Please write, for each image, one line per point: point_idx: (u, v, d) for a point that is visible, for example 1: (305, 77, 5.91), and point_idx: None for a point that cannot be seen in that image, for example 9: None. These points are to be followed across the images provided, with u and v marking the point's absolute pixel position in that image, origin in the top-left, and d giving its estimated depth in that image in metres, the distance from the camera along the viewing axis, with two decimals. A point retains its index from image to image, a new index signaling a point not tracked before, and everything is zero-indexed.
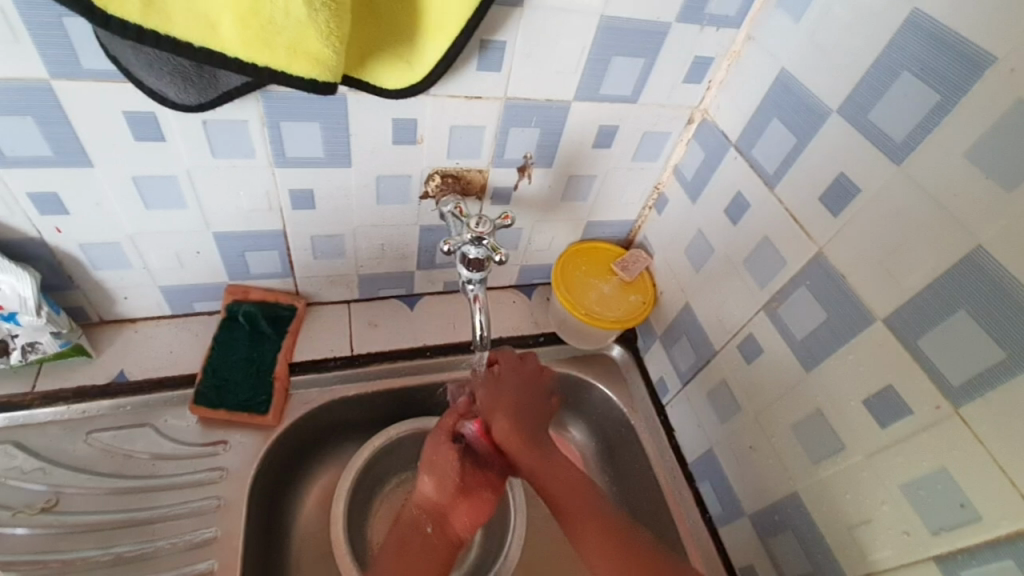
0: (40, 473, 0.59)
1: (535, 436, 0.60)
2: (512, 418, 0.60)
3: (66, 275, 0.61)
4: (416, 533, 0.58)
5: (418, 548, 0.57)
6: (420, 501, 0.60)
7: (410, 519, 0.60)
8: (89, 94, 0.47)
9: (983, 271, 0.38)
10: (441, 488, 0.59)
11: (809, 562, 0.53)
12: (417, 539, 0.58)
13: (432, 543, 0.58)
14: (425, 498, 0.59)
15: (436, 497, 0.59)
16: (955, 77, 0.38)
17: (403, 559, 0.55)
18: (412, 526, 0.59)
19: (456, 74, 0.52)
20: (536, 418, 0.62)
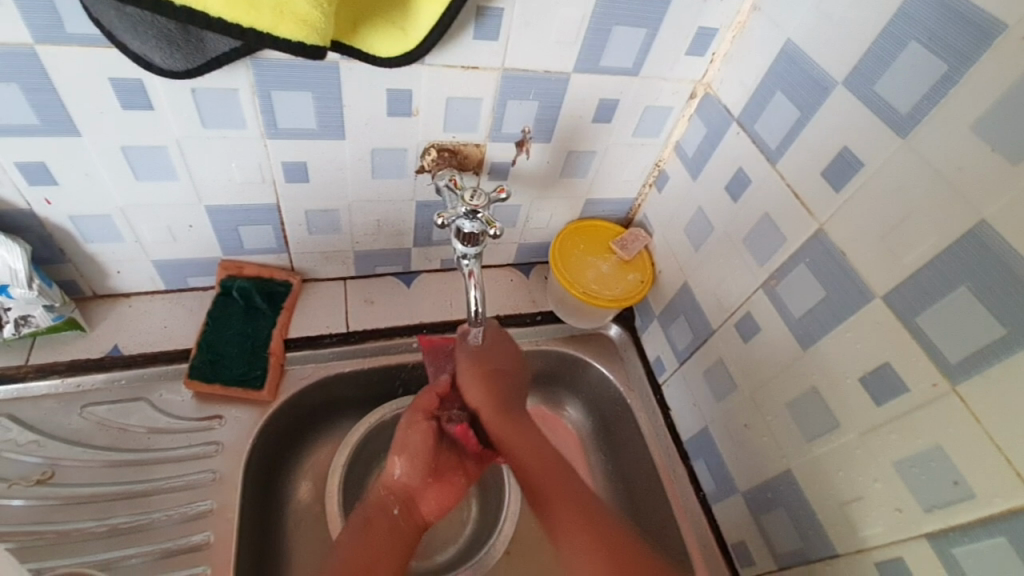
0: (35, 446, 0.59)
1: (512, 407, 0.64)
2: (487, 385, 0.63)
3: (58, 249, 0.60)
4: (383, 513, 0.58)
5: (386, 527, 0.57)
6: (390, 483, 0.61)
7: (379, 499, 0.59)
8: (73, 60, 0.46)
9: (986, 247, 0.37)
10: (410, 470, 0.60)
11: (800, 538, 0.54)
12: (384, 518, 0.57)
13: (397, 524, 0.58)
14: (395, 481, 0.60)
15: (407, 479, 0.60)
16: (965, 46, 0.37)
17: (369, 537, 0.55)
18: (378, 507, 0.59)
19: (452, 43, 0.51)
20: (514, 387, 0.65)
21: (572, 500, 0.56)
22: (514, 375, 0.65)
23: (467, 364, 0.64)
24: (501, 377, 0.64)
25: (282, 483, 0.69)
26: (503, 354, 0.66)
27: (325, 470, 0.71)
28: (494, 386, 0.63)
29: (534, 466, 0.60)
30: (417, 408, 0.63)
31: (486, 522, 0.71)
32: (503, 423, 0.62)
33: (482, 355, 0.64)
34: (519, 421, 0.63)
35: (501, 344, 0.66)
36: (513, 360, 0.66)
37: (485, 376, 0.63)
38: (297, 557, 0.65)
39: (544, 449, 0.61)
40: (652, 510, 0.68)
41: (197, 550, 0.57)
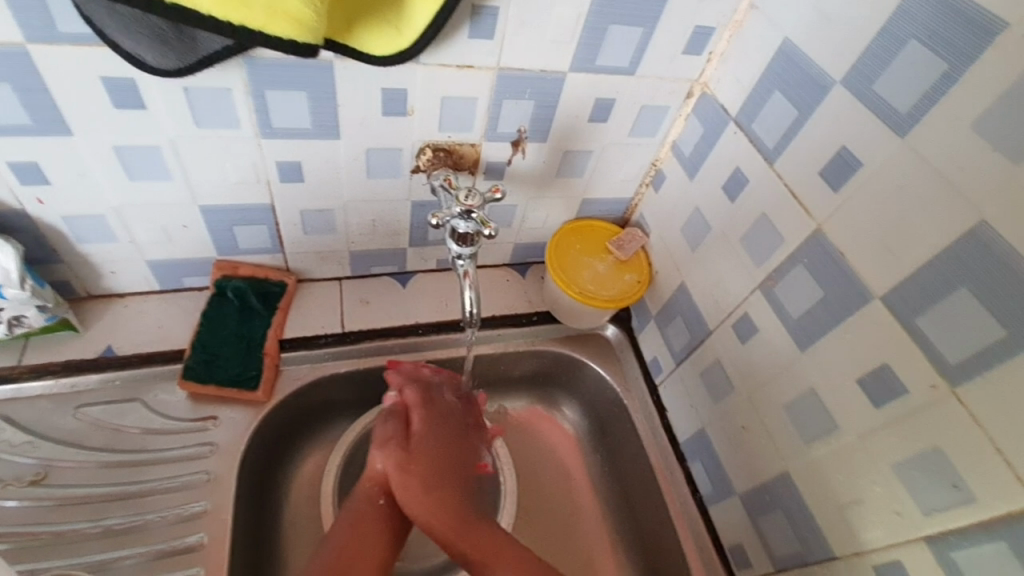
0: (29, 446, 0.59)
1: (460, 499, 0.58)
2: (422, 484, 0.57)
3: (52, 249, 0.60)
4: (370, 506, 0.57)
5: (374, 521, 0.56)
6: (375, 475, 0.58)
7: (365, 493, 0.58)
8: (65, 59, 0.45)
9: (987, 247, 0.36)
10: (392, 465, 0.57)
11: (798, 541, 0.53)
12: (370, 512, 0.56)
13: (384, 516, 0.57)
14: (379, 473, 0.58)
15: (391, 472, 0.58)
16: (964, 44, 0.36)
17: (356, 531, 0.55)
18: (365, 499, 0.57)
19: (447, 41, 0.50)
20: (457, 465, 0.61)
21: (517, 568, 0.51)
22: (454, 460, 0.61)
23: (401, 457, 0.58)
24: (439, 462, 0.59)
25: (277, 485, 0.68)
26: (445, 432, 0.62)
27: (320, 471, 0.71)
28: (437, 461, 0.59)
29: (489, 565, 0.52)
30: (382, 435, 0.60)
31: None
32: (440, 508, 0.56)
33: (430, 412, 0.63)
34: (467, 508, 0.57)
35: (439, 433, 0.62)
36: (452, 440, 0.63)
37: (427, 459, 0.59)
38: (291, 559, 0.65)
39: (492, 537, 0.54)
40: (650, 512, 0.68)
41: (191, 552, 0.57)
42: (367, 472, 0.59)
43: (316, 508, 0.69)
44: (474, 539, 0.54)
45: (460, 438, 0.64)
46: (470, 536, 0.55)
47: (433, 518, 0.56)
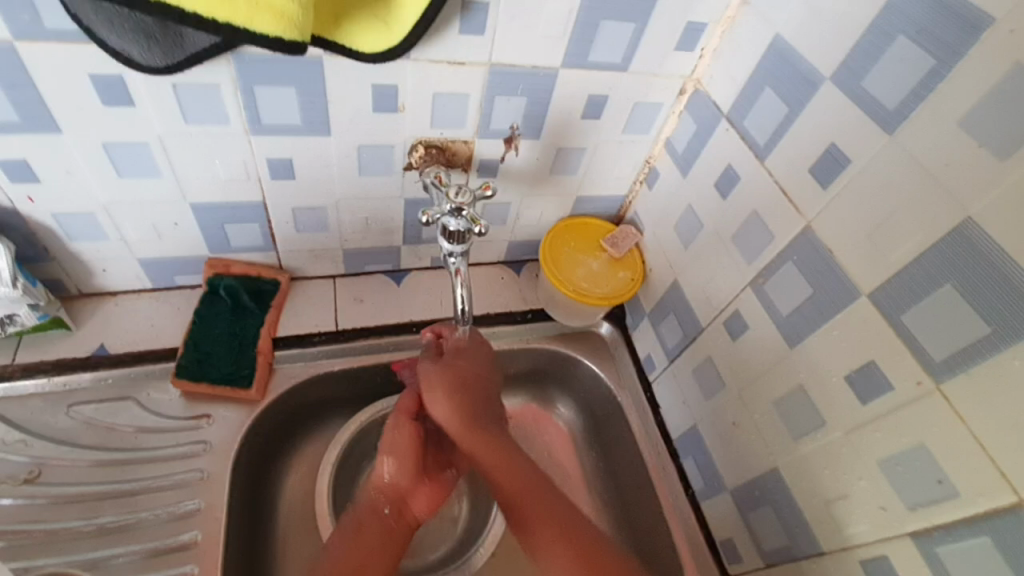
0: (21, 445, 0.59)
1: (485, 421, 0.58)
2: (453, 403, 0.58)
3: (42, 247, 0.60)
4: (375, 516, 0.56)
5: (379, 532, 0.55)
6: (379, 484, 0.58)
7: (369, 503, 0.57)
8: (51, 56, 0.45)
9: (973, 244, 0.36)
10: (399, 470, 0.58)
11: (787, 536, 0.53)
12: (376, 523, 0.55)
13: (390, 526, 0.56)
14: (384, 481, 0.58)
15: (397, 480, 0.58)
16: (952, 40, 0.36)
17: (359, 542, 0.53)
18: (369, 510, 0.56)
19: (437, 37, 0.50)
20: (486, 395, 0.60)
21: (543, 503, 0.54)
22: (483, 382, 0.61)
23: (436, 373, 0.60)
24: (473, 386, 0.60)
25: (270, 482, 0.68)
26: (477, 364, 0.61)
27: (313, 469, 0.71)
28: (468, 385, 0.59)
29: (512, 487, 0.55)
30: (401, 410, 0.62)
31: (476, 523, 0.71)
32: (474, 436, 0.56)
33: (460, 348, 0.63)
34: (495, 429, 0.58)
35: (473, 356, 0.62)
36: (486, 368, 0.62)
37: (456, 376, 0.59)
38: (286, 556, 0.65)
39: (515, 460, 0.56)
40: (642, 508, 0.68)
41: (185, 549, 0.57)
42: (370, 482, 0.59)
43: (309, 506, 0.69)
44: (500, 456, 0.56)
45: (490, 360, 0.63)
46: (497, 455, 0.56)
47: (460, 430, 0.57)
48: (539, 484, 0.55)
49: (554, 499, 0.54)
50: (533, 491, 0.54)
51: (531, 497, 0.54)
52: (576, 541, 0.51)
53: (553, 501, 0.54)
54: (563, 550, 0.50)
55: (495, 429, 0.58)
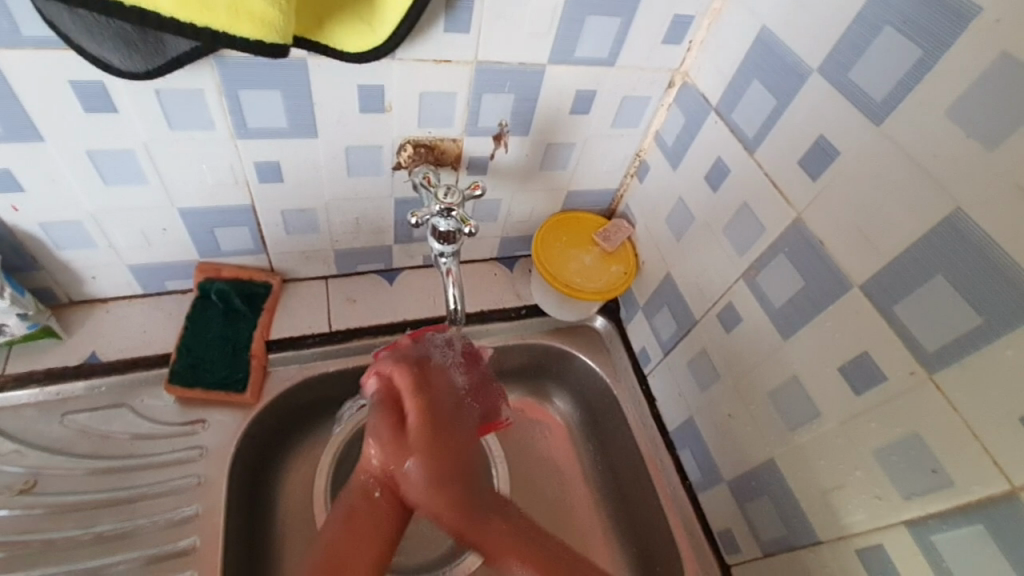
0: (16, 455, 0.59)
1: (463, 486, 0.55)
2: (429, 471, 0.54)
3: (29, 256, 0.59)
4: (365, 500, 0.54)
5: (371, 517, 0.53)
6: (367, 466, 0.55)
7: (360, 487, 0.55)
8: (28, 63, 0.44)
9: (962, 233, 0.36)
10: (385, 456, 0.54)
11: (784, 526, 0.54)
12: (364, 508, 0.53)
13: (381, 510, 0.54)
14: (373, 465, 0.55)
15: (384, 464, 0.55)
16: (937, 30, 0.36)
17: (349, 529, 0.52)
18: (360, 493, 0.55)
19: (422, 36, 0.49)
20: (458, 453, 0.57)
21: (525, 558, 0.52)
22: (444, 417, 0.59)
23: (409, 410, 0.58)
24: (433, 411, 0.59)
25: (268, 486, 0.68)
26: (436, 386, 0.62)
27: (311, 473, 0.71)
28: (433, 440, 0.56)
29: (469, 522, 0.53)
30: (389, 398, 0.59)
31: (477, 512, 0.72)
32: (459, 511, 0.53)
33: (421, 377, 0.62)
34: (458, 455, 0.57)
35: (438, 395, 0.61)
36: (446, 420, 0.59)
37: (416, 419, 0.57)
38: (287, 559, 0.65)
39: (472, 484, 0.56)
40: (640, 501, 0.69)
41: (185, 556, 0.57)
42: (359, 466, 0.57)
43: (309, 509, 0.69)
44: (454, 485, 0.54)
45: (450, 407, 0.61)
46: (457, 480, 0.55)
47: (420, 465, 0.54)
48: (506, 526, 0.54)
49: (509, 532, 0.53)
50: (490, 518, 0.54)
51: (490, 517, 0.54)
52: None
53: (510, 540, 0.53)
54: None
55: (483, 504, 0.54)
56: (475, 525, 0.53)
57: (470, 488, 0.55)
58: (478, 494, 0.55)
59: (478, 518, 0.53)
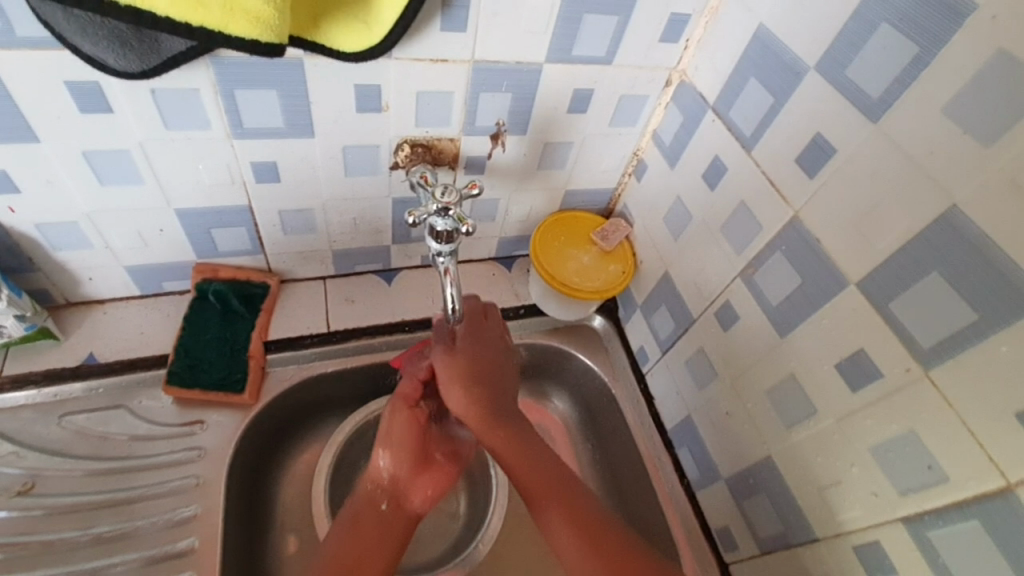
0: (13, 457, 0.58)
1: (500, 413, 0.59)
2: (467, 394, 0.58)
3: (26, 257, 0.59)
4: (371, 509, 0.58)
5: (374, 523, 0.57)
6: (376, 476, 0.61)
7: (366, 494, 0.60)
8: (23, 63, 0.44)
9: (958, 230, 0.36)
10: (396, 462, 0.61)
11: (782, 524, 0.54)
12: (372, 517, 0.57)
13: (389, 516, 0.59)
14: (382, 474, 0.61)
15: (393, 471, 0.61)
16: (934, 27, 0.36)
17: (357, 535, 0.56)
18: (366, 501, 0.59)
19: (419, 35, 0.49)
20: (502, 377, 0.61)
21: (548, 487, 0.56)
22: (500, 371, 0.61)
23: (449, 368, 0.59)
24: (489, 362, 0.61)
25: (266, 486, 0.68)
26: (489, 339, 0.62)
27: (309, 473, 0.71)
28: (476, 361, 0.60)
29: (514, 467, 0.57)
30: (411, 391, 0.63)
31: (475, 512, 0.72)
32: (495, 431, 0.58)
33: (483, 328, 0.63)
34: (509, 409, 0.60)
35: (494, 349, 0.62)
36: (493, 355, 0.61)
37: (469, 366, 0.59)
38: (285, 559, 0.65)
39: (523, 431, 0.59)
40: (639, 499, 0.69)
41: (183, 556, 0.57)
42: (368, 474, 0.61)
43: (307, 508, 0.69)
44: (504, 435, 0.58)
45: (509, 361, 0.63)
46: (507, 431, 0.58)
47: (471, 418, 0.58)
48: (554, 469, 0.57)
49: (554, 475, 0.57)
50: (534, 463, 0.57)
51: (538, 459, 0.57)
52: (584, 529, 0.53)
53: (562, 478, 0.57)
54: (568, 536, 0.53)
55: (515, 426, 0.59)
56: (508, 444, 0.58)
57: (507, 412, 0.59)
58: (513, 417, 0.60)
59: (511, 437, 0.58)
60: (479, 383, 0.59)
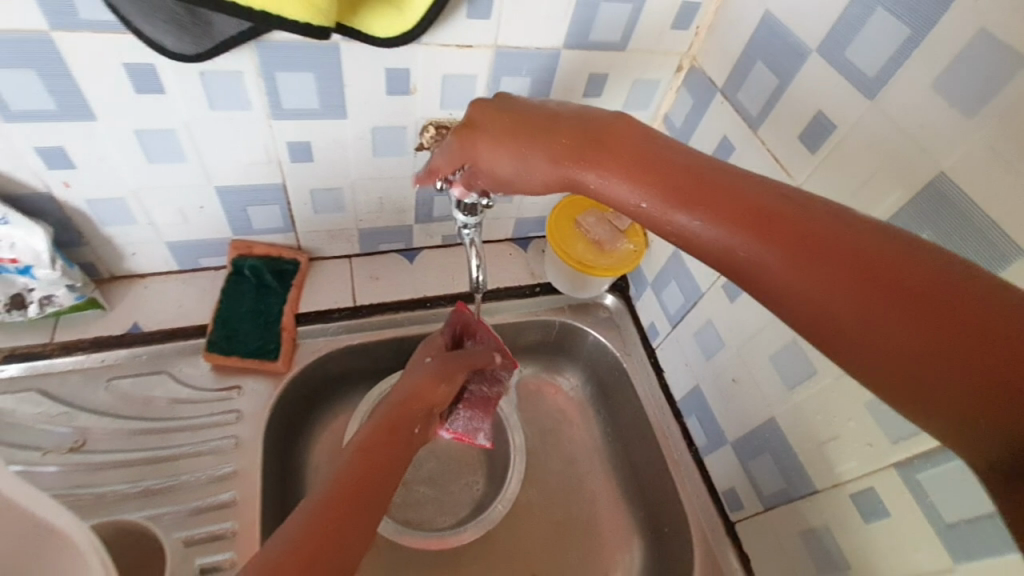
0: (65, 417, 0.63)
1: (585, 141, 0.44)
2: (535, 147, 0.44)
3: (76, 232, 0.64)
4: (406, 421, 0.57)
5: (404, 437, 0.56)
6: (422, 396, 0.60)
7: (407, 406, 0.58)
8: (86, 45, 0.48)
9: (945, 195, 0.40)
10: (443, 391, 0.62)
11: (784, 479, 0.58)
12: (405, 430, 0.56)
13: (412, 439, 0.57)
14: (428, 396, 0.61)
15: (436, 398, 0.61)
16: (924, 9, 0.39)
17: (387, 446, 0.54)
18: (403, 415, 0.57)
19: (446, 22, 0.53)
20: (558, 120, 0.45)
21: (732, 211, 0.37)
22: (638, 133, 0.42)
23: (486, 133, 0.46)
24: (572, 133, 0.44)
25: (298, 451, 0.73)
26: (517, 121, 0.46)
27: (337, 440, 0.75)
28: (524, 117, 0.46)
29: (821, 288, 0.33)
30: (462, 356, 0.66)
31: (495, 478, 0.76)
32: (575, 155, 0.43)
33: (497, 118, 0.47)
34: (707, 169, 0.39)
35: (592, 109, 0.46)
36: (528, 106, 0.47)
37: (513, 122, 0.46)
38: None
39: (732, 186, 0.38)
40: (649, 465, 0.73)
41: (225, 508, 0.61)
42: (412, 389, 0.60)
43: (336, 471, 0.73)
44: (704, 184, 0.39)
45: (619, 113, 0.45)
46: (712, 188, 0.38)
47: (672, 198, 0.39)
48: (666, 170, 0.40)
49: (863, 259, 0.32)
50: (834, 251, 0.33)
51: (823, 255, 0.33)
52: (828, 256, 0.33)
53: (833, 240, 0.34)
54: (820, 287, 0.33)
55: (610, 145, 0.43)
56: (613, 170, 0.42)
57: (590, 134, 0.44)
58: (601, 133, 0.43)
59: (613, 158, 0.42)
60: (541, 129, 0.45)
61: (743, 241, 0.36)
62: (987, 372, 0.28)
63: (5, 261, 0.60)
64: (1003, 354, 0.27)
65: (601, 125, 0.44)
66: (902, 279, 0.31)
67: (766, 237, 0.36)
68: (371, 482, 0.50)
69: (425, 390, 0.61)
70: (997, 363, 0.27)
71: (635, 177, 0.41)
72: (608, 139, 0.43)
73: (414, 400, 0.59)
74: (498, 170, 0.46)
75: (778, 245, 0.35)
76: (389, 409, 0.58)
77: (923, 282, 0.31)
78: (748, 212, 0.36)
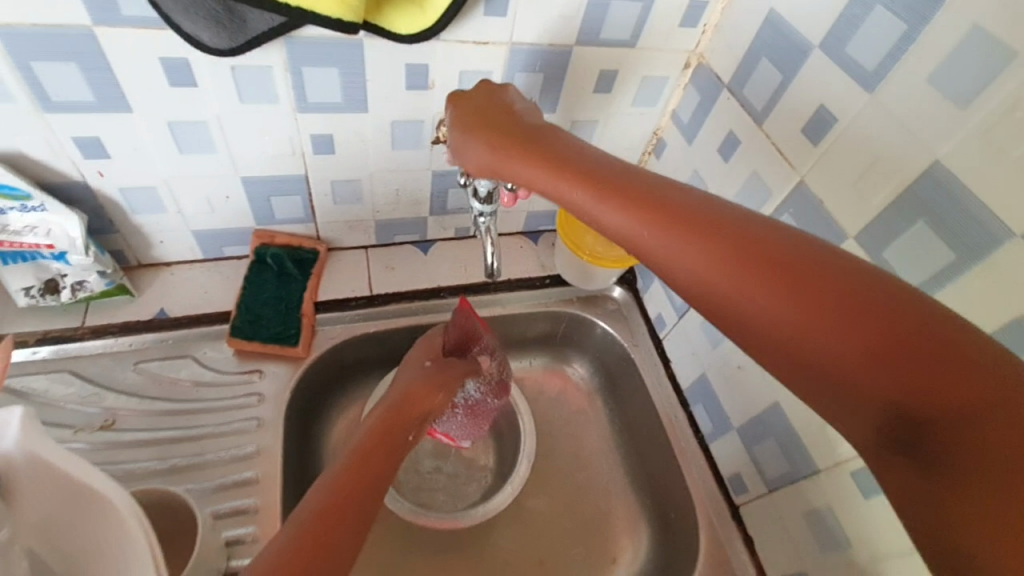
0: (95, 397, 0.66)
1: (524, 140, 0.49)
2: (487, 141, 0.51)
3: (108, 220, 0.66)
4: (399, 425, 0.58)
5: (396, 440, 0.56)
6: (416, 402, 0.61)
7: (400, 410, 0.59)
8: (126, 39, 0.51)
9: (940, 182, 0.42)
10: (438, 395, 0.63)
11: (787, 462, 0.60)
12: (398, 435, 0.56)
13: (404, 442, 0.57)
14: (422, 401, 0.62)
15: (431, 403, 0.62)
16: (920, 6, 0.41)
17: (382, 448, 0.54)
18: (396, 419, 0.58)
19: (464, 20, 0.56)
20: (511, 122, 0.51)
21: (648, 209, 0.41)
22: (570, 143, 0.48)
23: (457, 123, 0.54)
24: (515, 132, 0.50)
25: (316, 434, 0.76)
26: (488, 106, 0.54)
27: (352, 425, 0.78)
28: (484, 116, 0.52)
29: (734, 282, 0.36)
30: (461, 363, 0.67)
31: (505, 463, 0.78)
32: (515, 151, 0.49)
33: (474, 103, 0.54)
34: (629, 174, 0.43)
35: (539, 120, 0.52)
36: (491, 106, 0.54)
37: (475, 120, 0.53)
38: None
39: (676, 197, 0.41)
40: (656, 451, 0.75)
41: (248, 485, 0.64)
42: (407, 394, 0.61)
43: None
44: (628, 187, 0.42)
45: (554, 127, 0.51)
46: (635, 190, 0.42)
47: (620, 203, 0.42)
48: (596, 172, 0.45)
49: (772, 257, 0.35)
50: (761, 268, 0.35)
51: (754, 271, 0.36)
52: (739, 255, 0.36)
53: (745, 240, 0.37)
54: (728, 281, 0.36)
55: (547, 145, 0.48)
56: (546, 165, 0.47)
57: (530, 135, 0.50)
58: (541, 136, 0.49)
59: (549, 156, 0.47)
60: (494, 128, 0.51)
61: (660, 234, 0.40)
62: (877, 369, 0.31)
63: (41, 246, 0.62)
64: (888, 354, 0.30)
65: (543, 130, 0.50)
66: (810, 278, 0.34)
67: (678, 233, 0.39)
68: (365, 484, 0.49)
69: (420, 394, 0.62)
70: (888, 361, 0.30)
71: (564, 174, 0.46)
72: (545, 142, 0.49)
73: (407, 405, 0.60)
74: (455, 137, 0.54)
75: (693, 240, 0.38)
76: (383, 412, 0.59)
77: (834, 290, 0.33)
78: (663, 210, 0.40)
